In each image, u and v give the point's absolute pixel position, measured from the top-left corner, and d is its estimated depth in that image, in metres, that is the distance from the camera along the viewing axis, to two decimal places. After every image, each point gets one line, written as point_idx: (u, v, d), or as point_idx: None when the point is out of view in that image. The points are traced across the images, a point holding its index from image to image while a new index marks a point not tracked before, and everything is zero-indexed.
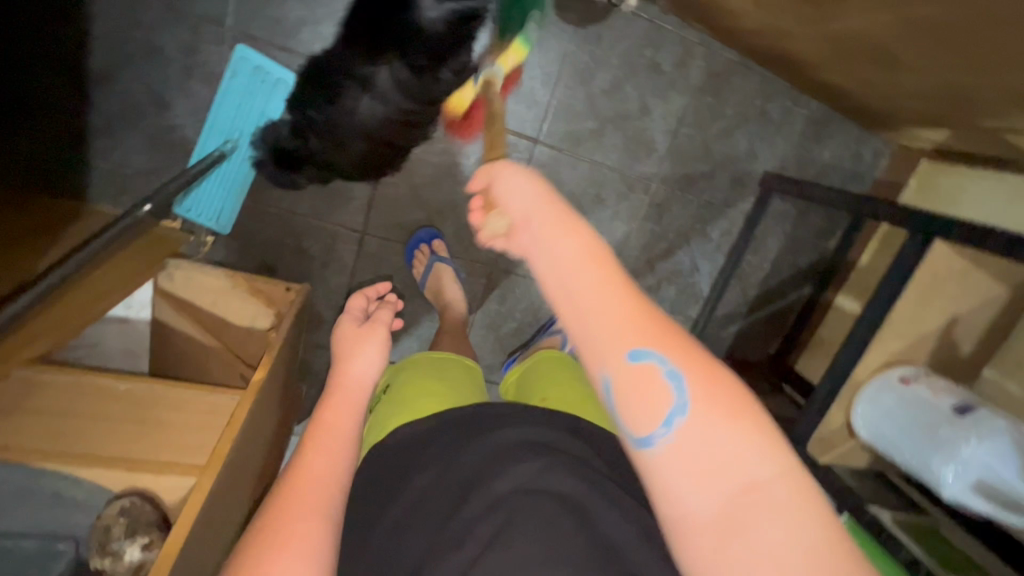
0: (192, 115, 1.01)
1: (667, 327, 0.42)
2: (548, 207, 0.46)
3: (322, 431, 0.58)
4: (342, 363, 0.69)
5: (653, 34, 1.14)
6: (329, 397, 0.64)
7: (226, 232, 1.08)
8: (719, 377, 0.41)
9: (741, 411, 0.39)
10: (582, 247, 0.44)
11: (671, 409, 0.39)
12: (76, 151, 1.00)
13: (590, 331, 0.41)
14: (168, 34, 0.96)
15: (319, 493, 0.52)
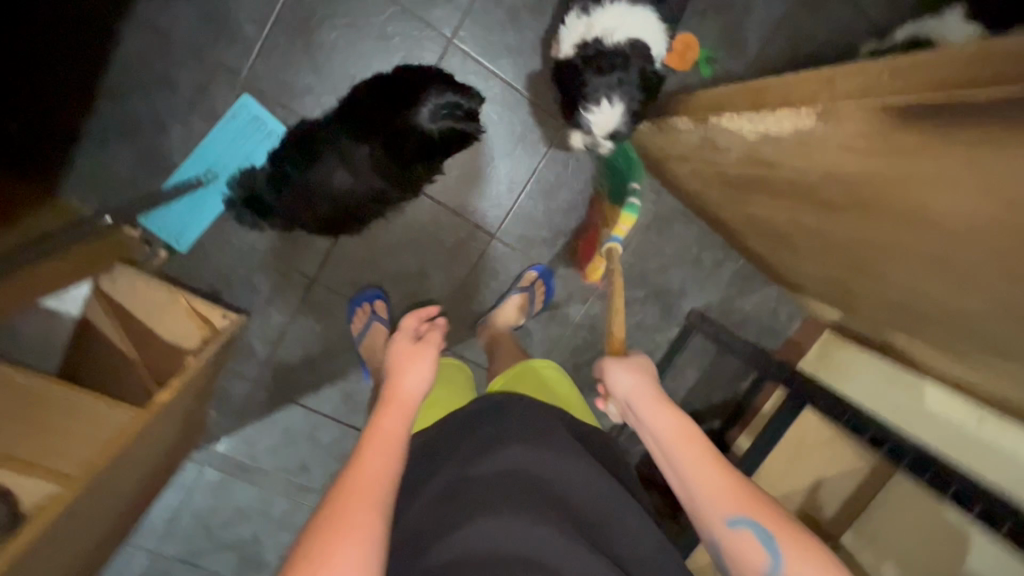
0: (185, 142, 1.10)
1: (747, 487, 0.60)
2: (652, 402, 0.69)
3: (376, 434, 0.60)
4: (394, 378, 0.69)
5: None
6: (386, 406, 0.64)
7: (182, 251, 1.15)
8: (791, 524, 0.58)
9: (813, 556, 0.55)
10: (681, 432, 0.65)
11: (767, 565, 0.56)
12: (64, 147, 1.06)
13: (698, 499, 0.61)
14: (185, 71, 1.07)
15: (378, 486, 0.54)
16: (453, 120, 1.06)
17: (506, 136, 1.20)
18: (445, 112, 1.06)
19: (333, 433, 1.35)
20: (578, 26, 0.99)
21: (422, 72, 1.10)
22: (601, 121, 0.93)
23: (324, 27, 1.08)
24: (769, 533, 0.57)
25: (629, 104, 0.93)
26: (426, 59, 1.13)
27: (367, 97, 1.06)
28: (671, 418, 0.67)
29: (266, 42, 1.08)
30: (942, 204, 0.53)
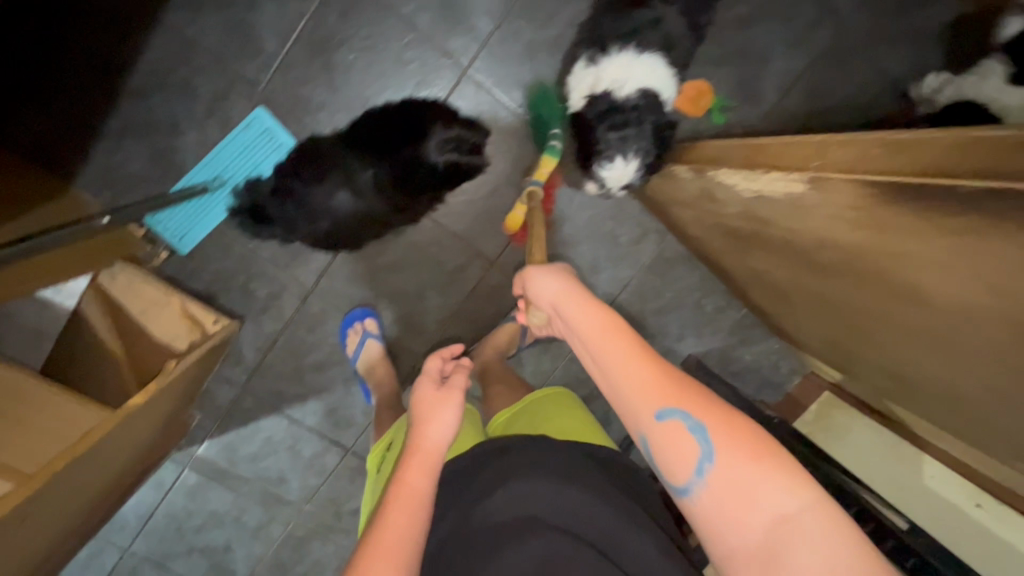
0: (198, 146, 1.12)
1: (679, 378, 0.59)
2: (576, 305, 0.66)
3: (398, 496, 0.58)
4: (415, 427, 0.65)
5: (619, 210, 1.31)
6: (409, 461, 0.61)
7: (183, 252, 1.16)
8: (727, 411, 0.57)
9: (746, 440, 0.54)
10: (606, 325, 0.63)
11: (700, 454, 0.55)
12: (81, 142, 1.09)
13: (625, 398, 0.60)
14: (204, 79, 1.10)
15: (402, 552, 0.54)
16: (456, 155, 1.17)
17: (510, 166, 1.20)
18: (449, 146, 1.16)
19: (314, 446, 1.33)
20: (586, 76, 0.99)
21: (428, 109, 1.15)
22: (615, 177, 0.94)
23: (342, 47, 1.11)
24: (698, 419, 0.56)
25: (640, 158, 0.93)
26: (439, 87, 1.15)
27: (377, 123, 1.14)
28: (595, 316, 0.64)
29: (286, 57, 1.10)
30: (931, 285, 0.52)
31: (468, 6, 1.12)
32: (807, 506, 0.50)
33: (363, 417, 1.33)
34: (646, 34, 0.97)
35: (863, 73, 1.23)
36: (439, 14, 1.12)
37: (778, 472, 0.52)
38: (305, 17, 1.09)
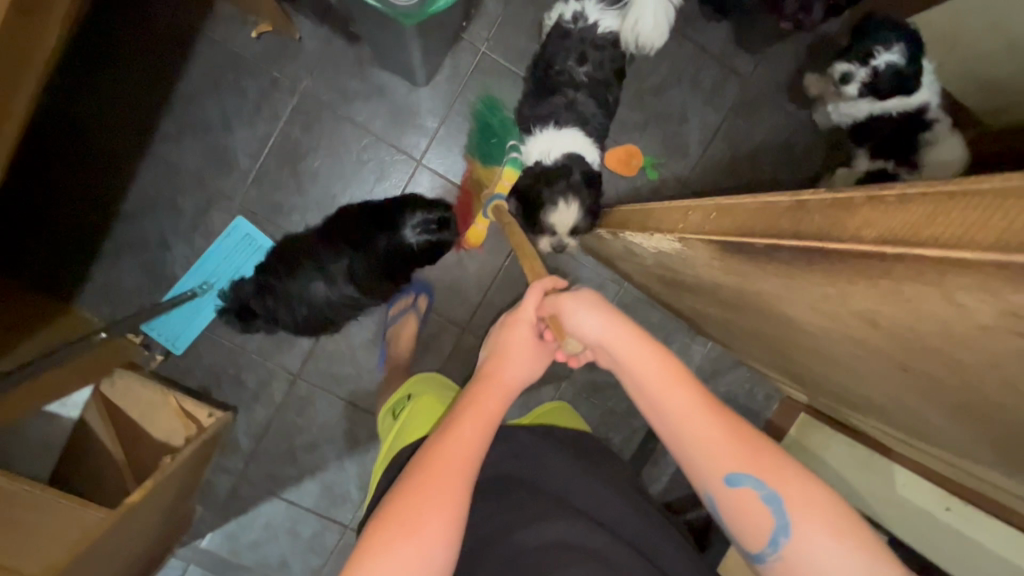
0: (186, 258, 1.25)
1: (751, 437, 0.63)
2: (621, 334, 0.70)
3: (470, 414, 0.66)
4: (501, 361, 0.75)
5: (576, 265, 1.42)
6: (489, 388, 0.70)
7: (178, 352, 1.27)
8: (794, 468, 0.61)
9: (822, 509, 0.59)
10: (662, 366, 0.67)
11: (774, 519, 0.60)
12: (80, 266, 1.22)
13: (697, 458, 0.64)
14: (188, 198, 1.24)
15: (464, 467, 0.62)
16: (430, 238, 1.18)
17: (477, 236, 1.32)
18: (423, 228, 1.18)
19: (314, 526, 1.37)
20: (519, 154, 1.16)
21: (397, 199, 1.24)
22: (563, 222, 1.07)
23: (308, 155, 1.26)
24: (775, 491, 0.60)
25: (581, 203, 1.08)
26: (396, 178, 1.29)
27: (360, 218, 1.20)
28: (650, 355, 0.68)
29: (259, 170, 1.25)
30: (795, 315, 0.61)
31: (415, 107, 1.28)
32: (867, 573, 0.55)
33: (359, 491, 1.37)
34: (564, 116, 1.12)
35: (774, 120, 1.37)
36: (390, 117, 1.27)
37: (848, 545, 0.57)
38: (273, 134, 1.24)
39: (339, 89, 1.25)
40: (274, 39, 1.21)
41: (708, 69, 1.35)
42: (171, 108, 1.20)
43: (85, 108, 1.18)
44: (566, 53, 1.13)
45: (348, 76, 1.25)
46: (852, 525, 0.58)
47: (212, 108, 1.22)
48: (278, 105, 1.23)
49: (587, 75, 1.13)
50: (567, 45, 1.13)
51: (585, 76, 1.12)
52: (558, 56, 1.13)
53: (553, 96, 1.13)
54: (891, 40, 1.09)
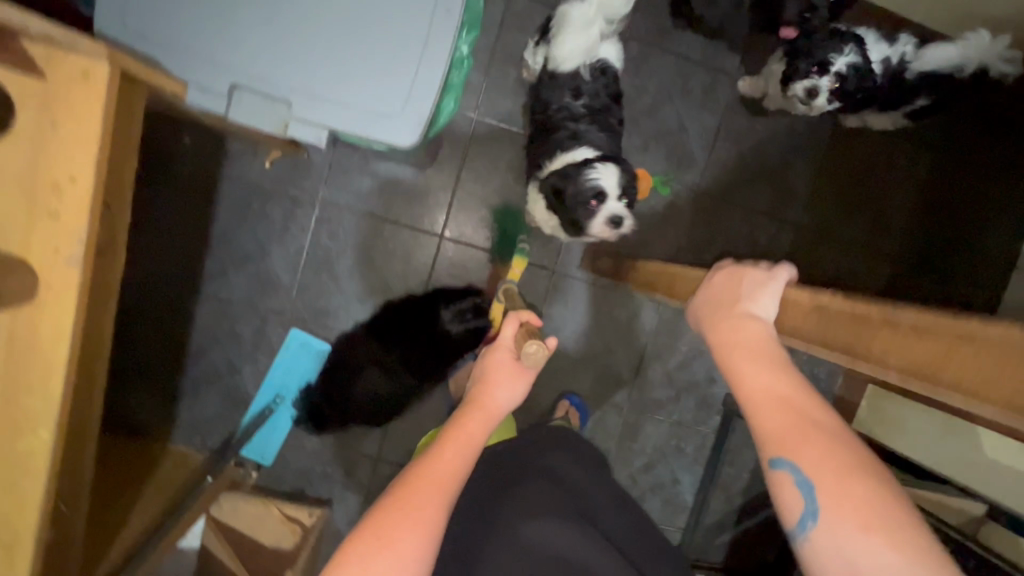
0: (255, 376, 1.35)
1: (814, 413, 0.48)
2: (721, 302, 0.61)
3: (454, 434, 0.66)
4: (486, 385, 0.72)
5: (609, 295, 1.45)
6: (472, 413, 0.69)
7: (268, 464, 1.36)
8: (852, 453, 0.46)
9: (878, 512, 0.43)
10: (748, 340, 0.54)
11: (802, 506, 0.45)
12: (166, 407, 1.33)
13: (750, 418, 0.51)
14: (245, 323, 1.34)
15: (447, 486, 0.62)
16: (469, 323, 1.25)
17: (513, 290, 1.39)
18: (460, 316, 1.26)
19: None
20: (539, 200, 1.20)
21: (434, 291, 1.35)
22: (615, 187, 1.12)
23: (340, 258, 1.34)
24: (809, 475, 0.46)
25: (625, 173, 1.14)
26: (424, 256, 1.36)
27: (407, 307, 1.32)
28: (743, 324, 0.56)
29: (300, 282, 1.34)
30: None
31: (426, 188, 1.34)
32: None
33: None
34: (565, 148, 1.15)
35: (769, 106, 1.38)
36: (405, 203, 1.34)
37: (888, 548, 0.42)
38: (305, 246, 1.33)
39: (353, 190, 1.32)
40: (286, 161, 1.30)
41: (693, 77, 1.37)
42: (212, 247, 1.31)
43: (138, 266, 1.29)
44: (560, 91, 1.16)
45: (358, 175, 1.32)
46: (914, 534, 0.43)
47: (247, 237, 1.31)
48: (302, 220, 1.32)
49: (586, 106, 1.16)
50: (559, 84, 1.16)
51: (584, 107, 1.16)
52: (553, 96, 1.17)
53: (558, 132, 1.16)
54: (839, 46, 1.17)
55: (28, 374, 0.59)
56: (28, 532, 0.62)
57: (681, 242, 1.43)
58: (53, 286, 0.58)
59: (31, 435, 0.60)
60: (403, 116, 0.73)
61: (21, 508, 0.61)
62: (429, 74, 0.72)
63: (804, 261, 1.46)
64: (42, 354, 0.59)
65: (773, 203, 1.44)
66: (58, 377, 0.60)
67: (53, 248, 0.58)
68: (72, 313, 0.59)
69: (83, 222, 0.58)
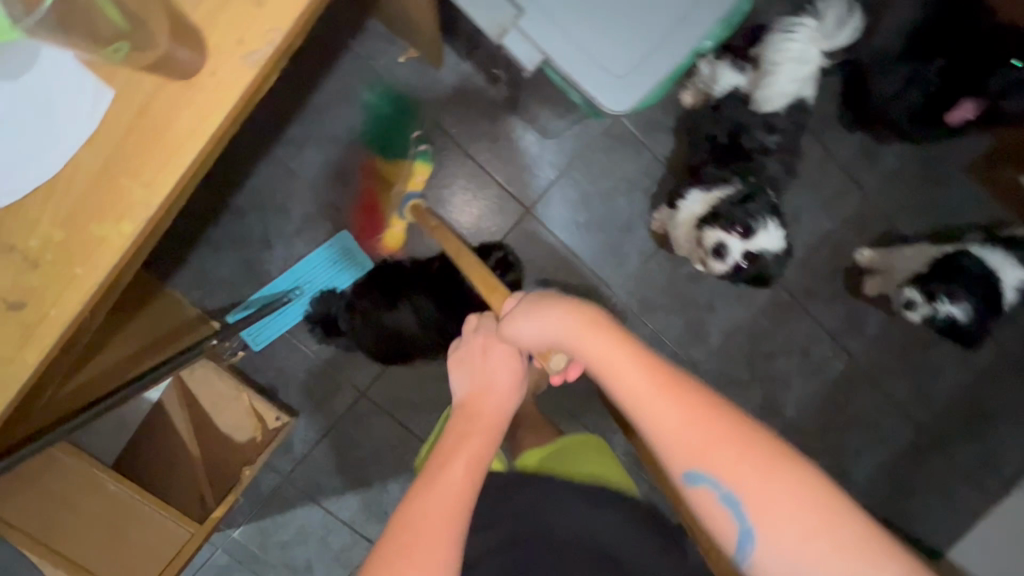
0: (284, 259, 1.26)
1: (711, 416, 0.53)
2: (563, 315, 0.61)
3: (462, 451, 0.65)
4: (481, 395, 0.70)
5: (656, 343, 1.38)
6: (471, 430, 0.67)
7: (256, 350, 1.26)
8: (751, 447, 0.52)
9: (786, 501, 0.50)
10: (626, 359, 0.56)
11: (735, 527, 0.52)
12: (183, 249, 1.24)
13: (661, 449, 0.54)
14: (299, 203, 1.25)
15: (462, 499, 0.61)
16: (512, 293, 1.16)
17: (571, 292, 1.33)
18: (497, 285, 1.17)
19: (344, 539, 1.35)
20: (693, 201, 1.10)
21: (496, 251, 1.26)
22: (762, 239, 1.04)
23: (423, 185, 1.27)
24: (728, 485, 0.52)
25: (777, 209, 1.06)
26: (502, 223, 1.30)
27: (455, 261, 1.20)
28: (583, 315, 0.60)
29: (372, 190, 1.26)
30: None
31: (536, 158, 1.28)
32: (812, 541, 0.50)
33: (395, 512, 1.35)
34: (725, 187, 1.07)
35: (879, 235, 1.37)
36: (508, 163, 1.28)
37: (789, 520, 0.50)
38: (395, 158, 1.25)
39: (466, 127, 1.26)
40: (417, 67, 1.23)
41: (827, 176, 1.35)
42: (303, 116, 1.23)
43: None
44: (754, 123, 1.05)
45: (479, 116, 1.26)
46: (816, 511, 0.50)
47: (341, 122, 1.23)
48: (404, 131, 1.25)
49: (777, 144, 1.07)
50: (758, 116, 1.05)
51: (775, 145, 1.06)
52: (748, 124, 1.06)
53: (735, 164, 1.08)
54: (962, 297, 1.16)
55: (145, 154, 0.51)
56: (60, 324, 0.53)
57: (742, 322, 1.40)
58: (218, 75, 0.51)
59: (109, 229, 0.52)
60: (619, 86, 0.79)
61: (58, 298, 0.52)
62: (660, 65, 0.79)
63: (843, 391, 1.44)
64: (170, 139, 0.51)
65: (841, 327, 1.42)
66: (172, 174, 0.52)
67: (243, 38, 0.50)
68: (223, 115, 0.51)
69: (285, 26, 0.51)
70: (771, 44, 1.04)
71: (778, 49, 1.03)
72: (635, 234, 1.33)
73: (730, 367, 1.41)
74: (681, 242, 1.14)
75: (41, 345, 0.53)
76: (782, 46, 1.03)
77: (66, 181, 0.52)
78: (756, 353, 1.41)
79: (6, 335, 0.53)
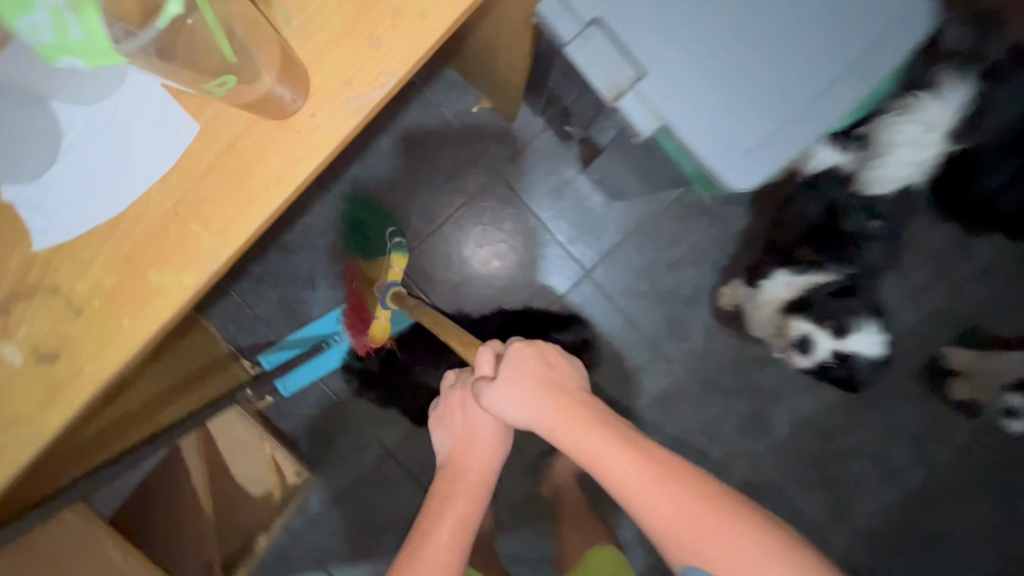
0: (326, 302, 1.19)
1: (679, 492, 0.64)
2: (546, 416, 0.73)
3: (447, 514, 0.74)
4: (466, 450, 0.81)
5: (713, 428, 1.26)
6: (460, 481, 0.78)
7: (285, 395, 1.17)
8: (728, 532, 0.62)
9: (680, 509, 0.63)
10: (556, 419, 0.72)
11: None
12: (226, 281, 1.18)
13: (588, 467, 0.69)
14: (349, 245, 1.19)
15: (447, 565, 0.70)
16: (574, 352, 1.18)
17: (622, 363, 1.24)
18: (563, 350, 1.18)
19: None
20: (782, 284, 1.02)
21: (547, 317, 1.21)
22: (863, 343, 0.99)
23: (479, 237, 1.21)
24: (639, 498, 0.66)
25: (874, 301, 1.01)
26: (559, 284, 1.22)
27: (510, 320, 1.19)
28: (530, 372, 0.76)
29: (427, 238, 1.20)
30: None
31: (601, 219, 1.21)
32: None
33: None
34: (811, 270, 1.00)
35: (971, 335, 1.25)
36: (572, 221, 1.21)
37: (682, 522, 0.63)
38: (455, 207, 1.20)
39: (531, 181, 1.20)
40: (487, 117, 1.19)
41: (914, 264, 1.24)
42: (365, 155, 1.19)
43: None
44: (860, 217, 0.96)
45: (546, 171, 1.20)
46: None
47: (404, 165, 1.19)
48: (467, 180, 1.20)
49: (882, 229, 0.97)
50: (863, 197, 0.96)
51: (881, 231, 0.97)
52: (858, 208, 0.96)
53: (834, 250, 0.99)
54: None
55: (218, 197, 0.45)
56: (93, 383, 0.45)
57: (810, 415, 1.27)
58: (315, 124, 0.46)
59: (166, 275, 0.46)
60: (747, 159, 0.73)
61: (96, 352, 0.45)
62: (790, 143, 0.74)
63: (921, 505, 1.28)
64: (250, 184, 0.46)
65: (922, 431, 1.27)
66: (247, 222, 0.46)
67: (351, 81, 0.46)
68: (314, 162, 0.46)
69: (397, 72, 0.46)
70: (884, 117, 0.94)
71: (893, 131, 0.93)
72: (699, 307, 1.23)
73: (794, 464, 1.27)
74: (759, 323, 1.08)
75: (67, 405, 0.45)
76: (903, 126, 0.93)
77: (125, 219, 0.45)
78: (823, 450, 1.28)
79: (28, 391, 0.45)
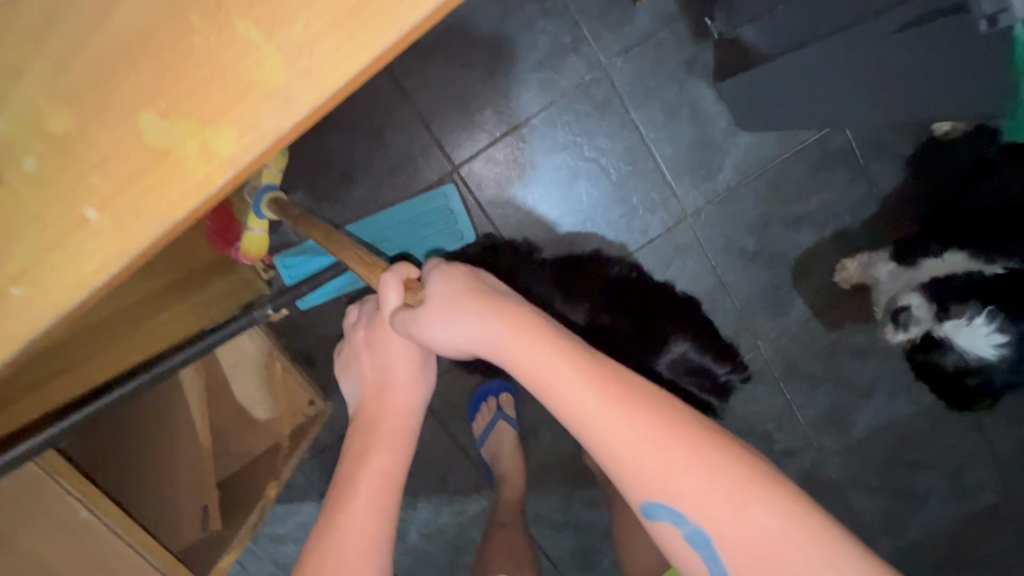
0: (361, 203, 0.93)
1: (629, 391, 0.40)
2: (495, 334, 0.43)
3: (364, 478, 0.48)
4: (382, 388, 0.53)
5: (786, 416, 1.09)
6: (376, 429, 0.51)
7: (301, 307, 0.97)
8: (684, 435, 0.39)
9: (691, 446, 0.39)
10: (517, 330, 0.43)
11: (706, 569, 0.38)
12: None
13: (566, 411, 0.41)
14: (400, 136, 0.92)
15: (372, 554, 0.45)
16: (700, 357, 0.99)
17: (708, 328, 1.03)
18: (689, 359, 0.98)
19: None
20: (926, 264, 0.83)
21: (630, 263, 0.99)
22: (972, 341, 0.76)
23: (556, 154, 0.95)
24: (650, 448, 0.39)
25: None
26: (651, 226, 0.99)
27: (623, 280, 0.98)
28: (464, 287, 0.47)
29: (499, 141, 0.94)
30: None
31: (719, 153, 0.96)
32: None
33: (417, 540, 1.08)
34: (955, 256, 0.80)
35: None
36: (683, 150, 0.96)
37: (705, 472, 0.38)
38: (537, 112, 0.93)
39: (641, 90, 0.93)
40: None
41: None
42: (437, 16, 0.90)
43: None
44: None
45: (668, 80, 0.93)
46: (759, 489, 0.37)
47: (488, 38, 0.91)
48: (563, 74, 0.92)
49: None
50: None
51: None
52: None
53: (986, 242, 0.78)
54: None
55: None
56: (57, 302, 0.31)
57: (898, 420, 1.10)
58: None
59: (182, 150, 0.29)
60: None
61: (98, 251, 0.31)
62: None
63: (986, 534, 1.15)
64: (337, 8, 0.27)
65: (1013, 451, 1.10)
66: None
67: None
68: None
69: None
70: None
71: None
72: (809, 280, 1.02)
73: (863, 468, 1.12)
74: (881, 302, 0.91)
75: (34, 315, 0.32)
76: None
77: (117, 33, 0.28)
78: (900, 459, 1.12)
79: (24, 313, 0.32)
